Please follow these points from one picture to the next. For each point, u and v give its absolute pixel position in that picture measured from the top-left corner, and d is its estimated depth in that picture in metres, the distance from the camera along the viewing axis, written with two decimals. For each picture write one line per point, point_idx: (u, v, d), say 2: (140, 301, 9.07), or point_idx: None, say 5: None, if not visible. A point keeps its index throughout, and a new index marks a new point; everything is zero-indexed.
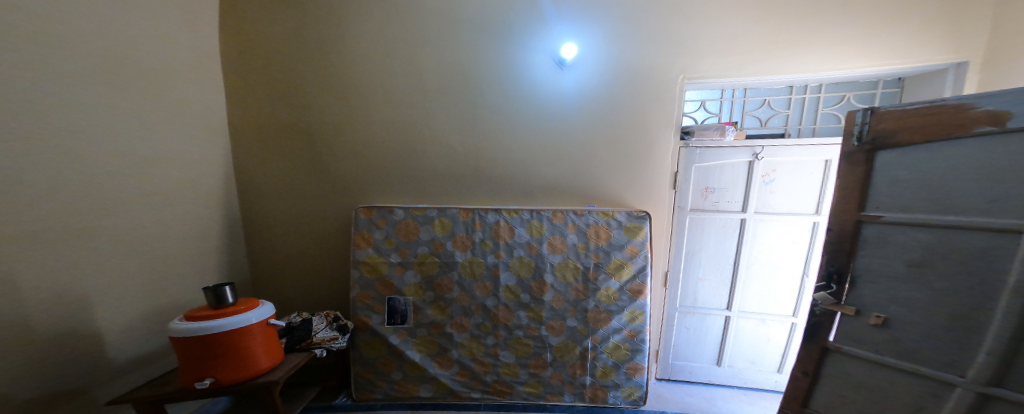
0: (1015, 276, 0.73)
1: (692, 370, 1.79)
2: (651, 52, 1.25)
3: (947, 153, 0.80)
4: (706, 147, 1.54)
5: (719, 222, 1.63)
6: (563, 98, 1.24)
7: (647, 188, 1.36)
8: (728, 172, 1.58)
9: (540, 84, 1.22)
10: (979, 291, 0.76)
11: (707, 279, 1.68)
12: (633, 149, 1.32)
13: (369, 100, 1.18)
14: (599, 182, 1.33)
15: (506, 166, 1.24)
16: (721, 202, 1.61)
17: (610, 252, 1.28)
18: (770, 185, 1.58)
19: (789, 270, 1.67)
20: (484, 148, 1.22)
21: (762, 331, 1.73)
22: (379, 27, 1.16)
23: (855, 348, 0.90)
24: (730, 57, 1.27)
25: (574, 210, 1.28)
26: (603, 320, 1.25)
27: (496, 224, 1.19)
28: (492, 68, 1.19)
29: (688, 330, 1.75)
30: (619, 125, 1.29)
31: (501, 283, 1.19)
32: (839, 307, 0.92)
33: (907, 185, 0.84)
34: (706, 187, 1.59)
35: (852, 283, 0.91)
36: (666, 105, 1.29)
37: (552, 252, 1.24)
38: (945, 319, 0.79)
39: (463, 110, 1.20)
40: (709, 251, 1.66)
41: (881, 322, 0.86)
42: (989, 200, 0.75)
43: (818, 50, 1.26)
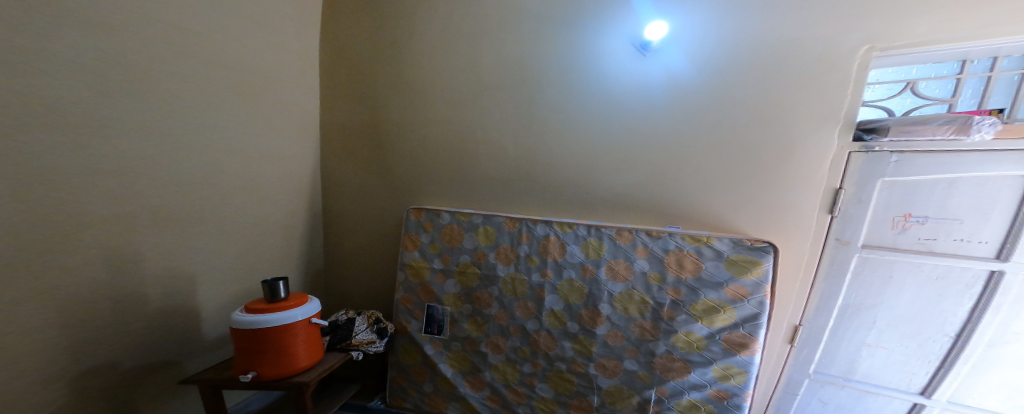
0: None
1: None
2: (806, 16, 0.86)
3: None
4: (914, 151, 0.96)
5: (939, 269, 1.02)
6: (651, 90, 0.98)
7: (777, 208, 0.99)
8: (963, 195, 0.96)
9: (623, 74, 0.99)
10: None
11: (883, 346, 1.13)
12: (747, 158, 0.97)
13: (429, 100, 1.20)
14: (700, 198, 1.02)
15: (564, 175, 1.09)
16: (940, 239, 1.00)
17: (697, 291, 1.02)
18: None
19: None
20: (546, 154, 1.09)
21: None
22: (448, 24, 1.13)
23: None
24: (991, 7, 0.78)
25: (650, 230, 1.04)
26: (677, 370, 1.04)
27: (545, 238, 1.09)
28: (561, 59, 1.03)
29: (825, 407, 1.23)
30: (733, 125, 0.95)
31: (545, 306, 1.10)
32: None
33: None
34: (906, 214, 1.01)
35: None
36: (820, 95, 0.89)
37: (612, 281, 1.06)
38: None
39: (522, 111, 1.09)
40: (896, 311, 1.09)
41: None
42: None
43: None
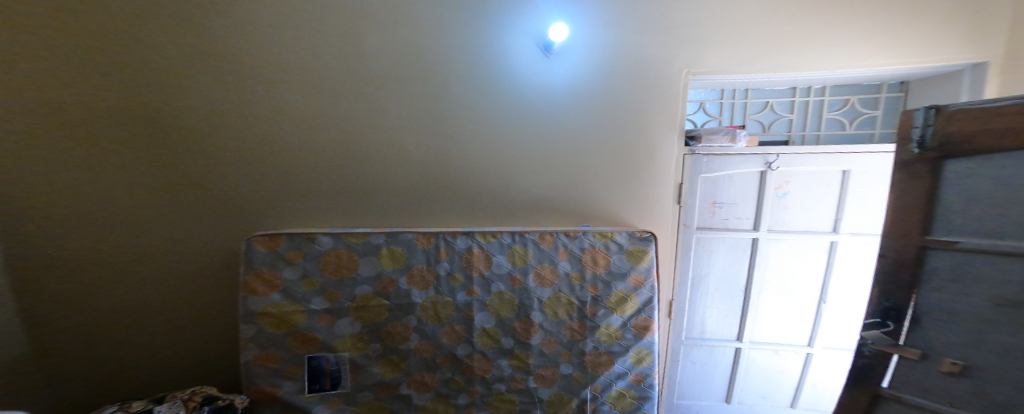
0: None
1: (700, 409, 1.60)
2: (657, 42, 1.11)
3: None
4: (713, 154, 1.35)
5: (732, 239, 1.44)
6: (553, 94, 1.10)
7: (648, 203, 1.19)
8: (734, 186, 1.41)
9: (533, 82, 1.09)
10: None
11: (715, 307, 1.47)
12: (633, 156, 1.16)
13: (312, 86, 1.06)
14: (594, 198, 1.17)
15: (479, 171, 1.12)
16: (730, 219, 1.43)
17: (610, 282, 1.09)
18: (783, 199, 1.43)
19: (802, 295, 1.51)
20: (456, 164, 1.11)
21: (774, 363, 1.57)
22: (341, 20, 1.04)
23: (917, 397, 0.84)
24: (738, 52, 1.15)
25: (559, 232, 1.10)
26: (604, 363, 1.07)
27: (468, 252, 1.05)
28: (472, 66, 1.08)
29: (695, 365, 1.52)
30: (620, 127, 1.14)
31: (476, 326, 1.03)
32: (896, 349, 0.87)
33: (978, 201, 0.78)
34: (713, 201, 1.41)
35: (913, 321, 0.86)
36: (671, 104, 1.15)
37: (535, 287, 1.06)
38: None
39: (431, 104, 1.08)
40: (717, 274, 1.45)
41: (955, 369, 0.80)
42: None
43: (828, 47, 1.18)
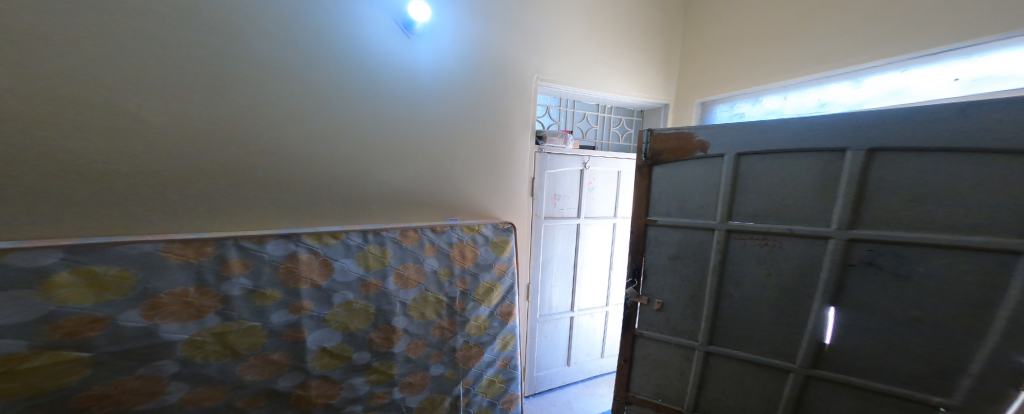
0: (717, 260, 1.47)
1: (551, 375, 2.29)
2: (504, 77, 1.84)
3: (689, 169, 1.54)
4: (552, 152, 2.01)
5: (565, 227, 2.16)
6: (426, 97, 1.67)
7: (508, 189, 1.91)
8: (568, 183, 2.10)
9: (412, 102, 1.65)
10: (703, 271, 1.52)
11: (557, 285, 2.18)
12: (487, 149, 1.83)
13: (213, 79, 1.33)
14: (460, 186, 1.79)
15: (355, 155, 1.57)
16: (564, 208, 2.13)
17: (481, 275, 1.60)
18: (591, 191, 2.20)
19: (602, 260, 2.34)
20: (364, 162, 1.59)
21: (591, 324, 2.38)
22: (260, 49, 1.38)
23: (648, 331, 1.69)
24: (554, 71, 1.97)
25: (427, 244, 1.50)
26: (474, 354, 1.55)
27: (283, 264, 1.22)
28: (371, 88, 1.56)
29: (547, 338, 2.20)
30: (476, 126, 1.79)
31: (308, 348, 1.24)
32: (637, 297, 1.71)
33: (675, 188, 1.58)
34: (555, 194, 2.07)
35: (643, 276, 1.70)
36: (517, 118, 1.89)
37: (400, 287, 1.41)
38: (692, 295, 1.56)
39: (315, 103, 1.48)
40: (558, 258, 2.16)
41: (660, 306, 1.65)
42: (704, 206, 1.51)
43: (615, 79, 2.18)
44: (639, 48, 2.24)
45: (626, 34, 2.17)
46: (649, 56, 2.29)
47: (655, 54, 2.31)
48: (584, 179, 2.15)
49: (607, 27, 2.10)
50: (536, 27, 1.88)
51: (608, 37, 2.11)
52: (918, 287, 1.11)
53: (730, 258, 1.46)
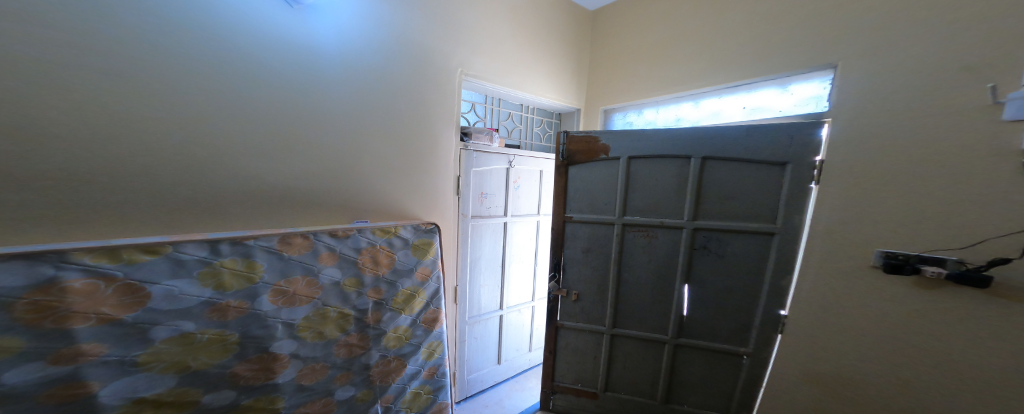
0: (611, 247, 2.04)
1: (482, 376, 2.33)
2: (426, 62, 1.76)
3: (594, 171, 2.04)
4: (478, 150, 2.01)
5: (492, 225, 2.18)
6: (333, 79, 1.52)
7: (432, 186, 1.85)
8: (493, 182, 2.13)
9: (320, 89, 1.49)
10: (600, 255, 2.08)
11: (486, 284, 2.19)
12: (406, 141, 1.74)
13: (28, 37, 1.04)
14: (380, 182, 1.68)
15: (245, 142, 1.35)
16: (490, 206, 2.15)
17: (398, 283, 1.46)
18: (516, 189, 2.28)
19: (527, 257, 2.44)
20: (258, 155, 1.38)
21: (519, 320, 2.49)
22: (120, 12, 1.14)
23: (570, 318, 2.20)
24: (475, 66, 1.94)
25: (321, 252, 1.29)
26: (395, 368, 1.41)
27: (24, 298, 0.86)
28: (266, 70, 1.37)
29: (477, 339, 2.21)
30: (394, 115, 1.69)
31: (98, 406, 0.91)
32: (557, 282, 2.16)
33: (584, 187, 2.07)
34: (481, 192, 2.08)
35: (561, 262, 2.17)
36: (440, 108, 1.84)
37: (281, 306, 1.18)
38: (592, 273, 2.11)
39: (188, 76, 1.24)
40: (485, 258, 2.16)
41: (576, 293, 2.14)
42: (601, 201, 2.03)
43: (535, 80, 2.28)
44: (554, 52, 2.38)
45: (544, 38, 2.28)
46: (563, 62, 2.46)
47: (568, 61, 2.49)
48: (509, 178, 2.21)
49: (524, 29, 2.16)
50: (457, 17, 1.83)
51: (527, 39, 2.19)
52: (730, 262, 1.81)
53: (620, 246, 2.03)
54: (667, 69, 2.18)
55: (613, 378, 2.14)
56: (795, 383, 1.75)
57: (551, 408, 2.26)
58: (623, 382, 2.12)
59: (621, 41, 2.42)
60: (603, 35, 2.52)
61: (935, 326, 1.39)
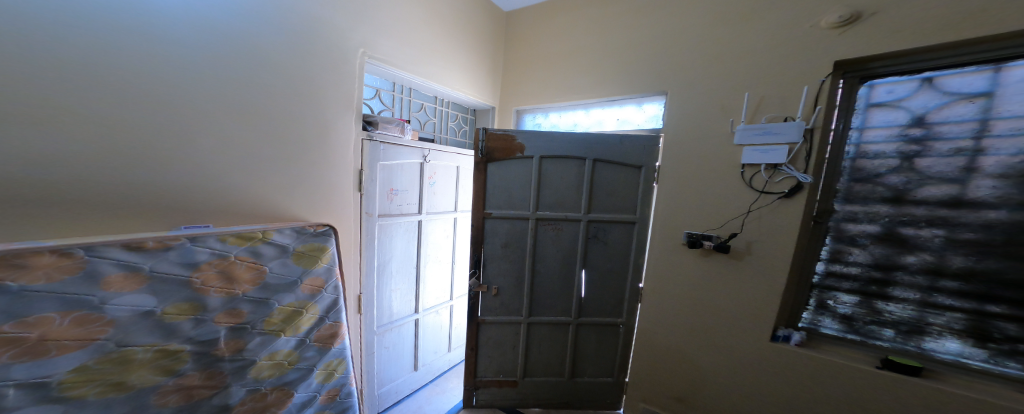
0: (528, 241, 2.15)
1: (396, 387, 2.18)
2: (321, 34, 1.55)
3: (512, 168, 2.10)
4: (388, 143, 1.88)
5: (402, 225, 2.04)
6: (189, 41, 1.22)
7: (326, 182, 1.66)
8: (405, 178, 2.01)
9: (144, 62, 1.15)
10: (518, 251, 2.17)
11: (397, 288, 2.05)
12: (296, 123, 1.53)
13: None
14: (254, 177, 1.42)
15: (45, 114, 1.02)
16: (402, 204, 2.02)
17: (272, 300, 1.19)
18: (432, 185, 2.19)
19: (444, 258, 2.36)
20: (40, 142, 1.01)
21: (436, 321, 2.41)
22: None
23: (490, 316, 2.23)
24: (379, 49, 1.78)
25: (106, 275, 0.91)
26: (275, 400, 1.16)
27: None
28: (52, 28, 1.01)
29: (388, 349, 2.06)
30: (278, 91, 1.46)
31: None
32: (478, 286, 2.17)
33: (501, 184, 2.11)
34: (391, 189, 1.94)
35: (482, 262, 2.17)
36: (339, 87, 1.65)
37: (12, 361, 0.79)
38: (511, 268, 2.18)
39: None
40: (396, 260, 2.03)
41: (496, 290, 2.18)
42: (517, 199, 2.12)
43: (449, 74, 2.22)
44: (468, 47, 2.34)
45: (458, 31, 2.23)
46: (478, 58, 2.46)
47: (482, 57, 2.49)
48: (424, 173, 2.11)
49: (435, 17, 2.07)
50: None
51: (439, 29, 2.11)
52: (607, 246, 2.16)
53: (536, 239, 2.16)
54: (569, 74, 2.35)
55: (531, 363, 2.29)
56: (673, 352, 2.06)
57: (474, 404, 2.27)
58: (539, 365, 2.30)
59: (531, 43, 2.52)
60: (516, 36, 2.60)
61: (755, 291, 1.78)
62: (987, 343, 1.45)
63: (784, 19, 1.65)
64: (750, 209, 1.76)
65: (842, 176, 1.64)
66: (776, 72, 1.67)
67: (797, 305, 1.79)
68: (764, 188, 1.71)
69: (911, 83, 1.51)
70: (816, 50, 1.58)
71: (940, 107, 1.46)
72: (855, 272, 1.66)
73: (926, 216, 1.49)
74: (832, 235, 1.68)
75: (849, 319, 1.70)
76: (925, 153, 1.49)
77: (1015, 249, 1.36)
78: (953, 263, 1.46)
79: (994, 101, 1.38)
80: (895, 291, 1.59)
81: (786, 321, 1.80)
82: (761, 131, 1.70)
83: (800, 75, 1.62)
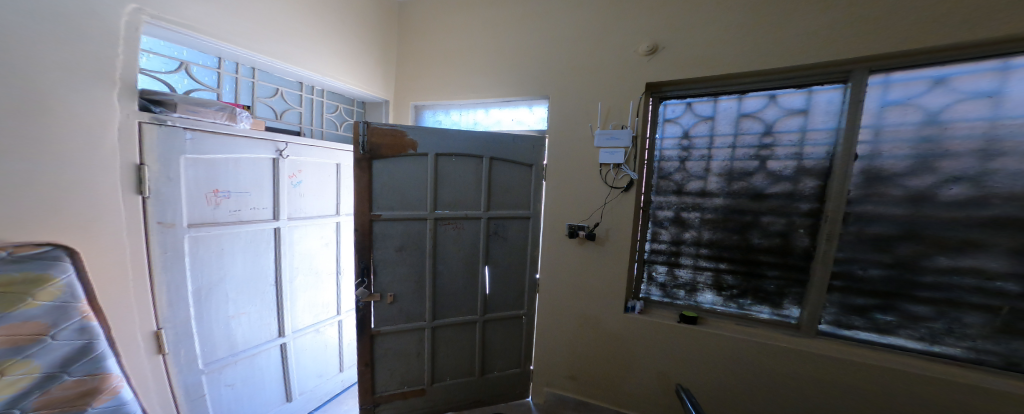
0: (427, 242, 2.10)
1: None
2: None
3: (404, 167, 2.02)
4: (202, 129, 1.64)
5: (248, 235, 1.86)
6: None
7: (92, 186, 1.38)
8: (244, 180, 1.82)
9: None
10: (417, 253, 2.09)
11: (243, 313, 1.88)
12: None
13: None
14: None
15: None
16: (243, 209, 1.83)
17: None
18: (298, 186, 2.07)
19: (325, 271, 2.30)
20: None
21: (318, 340, 2.30)
22: None
23: (387, 327, 2.08)
24: (190, 18, 1.58)
25: None
26: None
27: None
28: None
29: (233, 388, 1.86)
30: None
31: None
32: (370, 296, 2.02)
33: (389, 184, 2.00)
34: (214, 191, 1.71)
35: (374, 270, 2.03)
36: (79, 48, 1.32)
37: None
38: (408, 273, 2.09)
39: None
40: (235, 279, 1.83)
41: (392, 298, 2.07)
42: (412, 199, 2.05)
43: (314, 59, 2.08)
44: (339, 34, 2.20)
45: (320, 18, 2.09)
46: (359, 47, 2.31)
47: (363, 46, 2.33)
48: (282, 172, 1.97)
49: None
50: None
51: (293, 13, 1.95)
52: (506, 240, 2.28)
53: (436, 241, 2.12)
54: (466, 72, 2.34)
55: (438, 369, 2.22)
56: (566, 335, 2.29)
57: None
58: (448, 369, 2.25)
59: (421, 37, 2.45)
60: (408, 27, 2.48)
61: (605, 268, 2.14)
62: (723, 292, 2.04)
63: (602, 43, 2.05)
64: (605, 202, 2.11)
65: (653, 175, 2.13)
66: (619, 88, 2.03)
67: (636, 280, 2.21)
68: (612, 183, 2.08)
69: (681, 106, 2.05)
70: (649, 71, 1.97)
71: (694, 124, 2.03)
72: (662, 248, 2.15)
73: (689, 203, 2.06)
74: (652, 221, 2.16)
75: (663, 286, 2.18)
76: (689, 157, 2.05)
77: (729, 223, 1.98)
78: (704, 236, 2.04)
79: (716, 122, 1.99)
80: (683, 260, 2.11)
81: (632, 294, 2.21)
82: (608, 137, 2.05)
83: (637, 92, 2.00)
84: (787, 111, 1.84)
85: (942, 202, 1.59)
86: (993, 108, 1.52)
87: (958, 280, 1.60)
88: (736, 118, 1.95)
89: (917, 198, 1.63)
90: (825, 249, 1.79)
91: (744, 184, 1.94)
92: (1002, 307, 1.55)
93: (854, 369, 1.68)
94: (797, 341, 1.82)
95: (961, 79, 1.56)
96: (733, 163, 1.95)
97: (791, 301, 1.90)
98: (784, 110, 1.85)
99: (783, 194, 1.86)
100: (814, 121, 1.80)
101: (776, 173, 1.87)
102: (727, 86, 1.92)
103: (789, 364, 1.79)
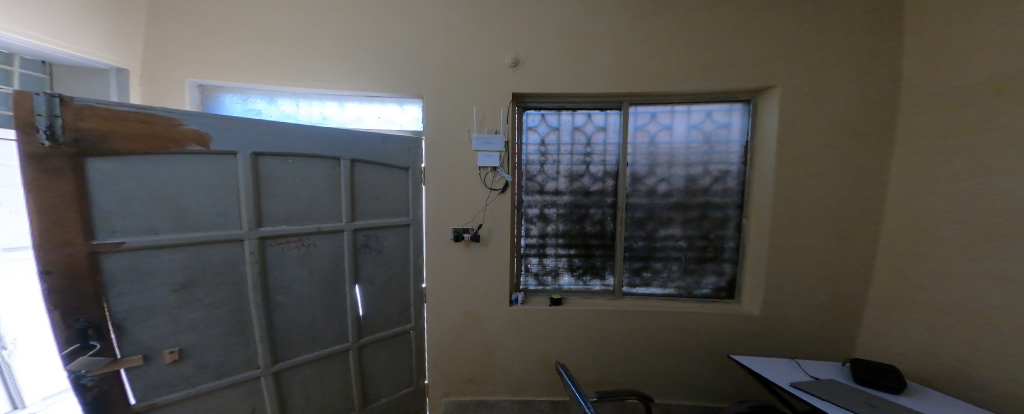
0: (250, 269, 1.67)
1: None
2: None
3: (167, 174, 1.49)
4: None
5: None
6: None
7: None
8: None
9: None
10: (231, 287, 1.64)
11: None
12: None
13: None
14: None
15: None
16: None
17: None
18: None
19: None
20: None
21: None
22: None
23: (170, 397, 1.53)
24: None
25: None
26: None
27: None
28: None
29: None
30: None
31: None
32: (118, 364, 1.42)
33: (127, 199, 1.43)
34: None
35: (121, 326, 1.44)
36: None
37: None
38: (217, 313, 1.61)
39: None
40: None
41: (174, 355, 1.52)
42: (220, 214, 1.60)
43: None
44: None
45: None
46: None
47: None
48: None
49: None
50: None
51: None
52: (383, 254, 2.06)
53: (265, 265, 1.71)
54: (285, 54, 2.01)
55: None
56: (438, 341, 2.25)
57: None
58: None
59: (252, 8, 1.99)
60: None
61: (473, 267, 2.22)
62: (575, 271, 2.44)
63: (423, 44, 2.10)
64: (487, 204, 2.19)
65: (521, 177, 2.37)
66: (487, 94, 2.15)
67: (516, 273, 2.42)
68: (490, 185, 2.18)
69: (537, 117, 2.35)
70: (516, 81, 2.16)
71: (547, 133, 2.36)
72: (533, 241, 2.41)
73: (549, 200, 2.39)
74: (523, 219, 2.39)
75: (536, 275, 2.45)
76: (546, 161, 2.37)
77: (573, 215, 2.40)
78: (559, 228, 2.41)
79: (560, 132, 2.36)
80: (548, 250, 2.43)
81: (514, 287, 2.40)
82: (485, 141, 2.14)
83: (506, 100, 2.16)
84: (596, 128, 2.35)
85: (659, 194, 2.34)
86: (670, 136, 2.31)
87: (669, 243, 2.38)
88: (570, 130, 2.36)
89: (649, 192, 2.35)
90: (620, 231, 2.37)
91: (579, 184, 2.38)
92: (682, 256, 2.38)
93: (665, 316, 2.26)
94: (620, 304, 2.35)
95: (661, 115, 2.30)
96: (572, 167, 2.37)
97: (608, 271, 2.44)
98: (595, 126, 2.35)
99: (601, 190, 2.38)
100: (610, 137, 2.36)
101: (596, 175, 2.37)
102: (560, 103, 2.31)
103: (625, 324, 2.28)
